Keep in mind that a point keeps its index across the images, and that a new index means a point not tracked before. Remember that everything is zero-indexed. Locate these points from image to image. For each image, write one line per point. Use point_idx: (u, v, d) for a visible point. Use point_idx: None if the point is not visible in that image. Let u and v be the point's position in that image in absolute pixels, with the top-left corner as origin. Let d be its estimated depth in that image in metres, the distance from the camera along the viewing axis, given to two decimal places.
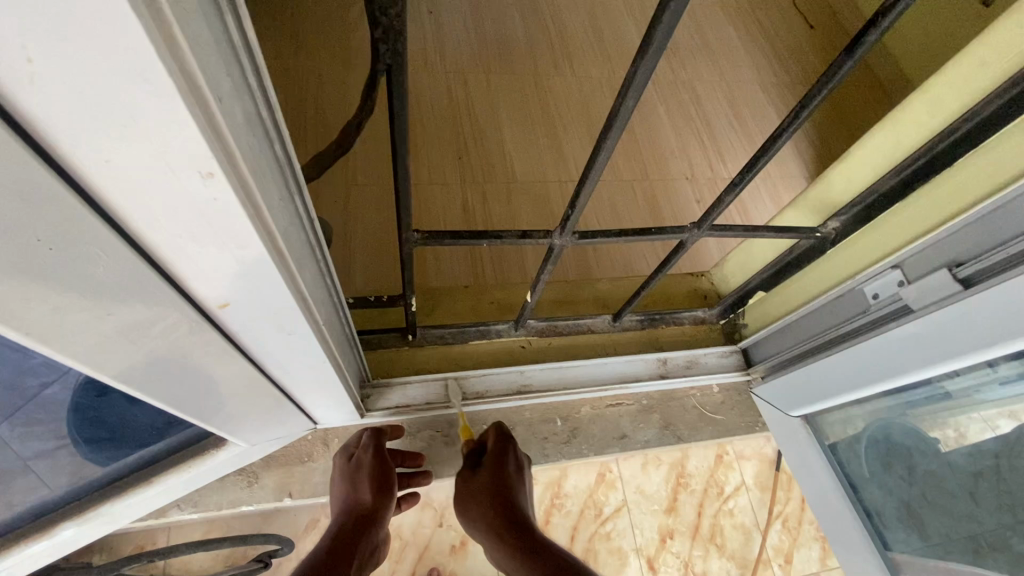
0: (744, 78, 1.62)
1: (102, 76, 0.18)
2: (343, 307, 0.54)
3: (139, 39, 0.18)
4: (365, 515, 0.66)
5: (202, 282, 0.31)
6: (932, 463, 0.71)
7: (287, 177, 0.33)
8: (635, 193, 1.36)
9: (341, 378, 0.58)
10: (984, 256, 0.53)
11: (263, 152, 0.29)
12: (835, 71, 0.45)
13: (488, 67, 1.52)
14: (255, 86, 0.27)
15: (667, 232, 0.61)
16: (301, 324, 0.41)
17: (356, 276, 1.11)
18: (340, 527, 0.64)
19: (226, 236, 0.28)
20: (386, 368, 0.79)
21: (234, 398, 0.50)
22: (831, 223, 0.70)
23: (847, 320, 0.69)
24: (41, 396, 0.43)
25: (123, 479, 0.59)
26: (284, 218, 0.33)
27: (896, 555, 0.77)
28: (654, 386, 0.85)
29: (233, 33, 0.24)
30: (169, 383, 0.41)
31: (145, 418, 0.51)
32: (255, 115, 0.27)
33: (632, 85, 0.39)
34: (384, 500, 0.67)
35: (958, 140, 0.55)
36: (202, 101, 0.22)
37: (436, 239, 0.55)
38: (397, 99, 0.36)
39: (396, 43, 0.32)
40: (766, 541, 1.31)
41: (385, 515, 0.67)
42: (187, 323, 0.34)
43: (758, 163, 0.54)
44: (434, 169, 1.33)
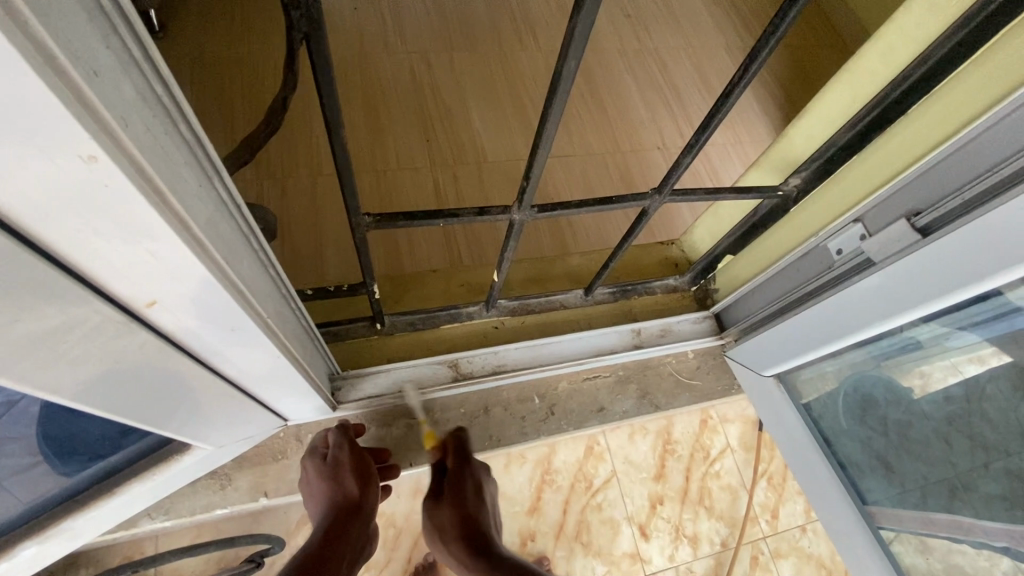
0: (711, 42, 1.60)
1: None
2: (293, 297, 0.52)
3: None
4: (354, 508, 0.65)
5: (119, 279, 0.29)
6: (902, 413, 0.73)
7: (202, 160, 0.31)
8: (607, 165, 1.35)
9: (301, 371, 0.56)
10: (940, 204, 0.53)
11: (165, 134, 0.26)
12: (781, 20, 0.44)
13: (450, 43, 1.47)
14: (143, 61, 0.24)
15: (627, 199, 0.60)
16: (245, 320, 0.39)
17: (327, 268, 1.08)
18: (329, 524, 0.63)
19: (133, 228, 0.26)
20: (356, 359, 0.77)
21: (188, 402, 0.48)
22: (792, 180, 0.69)
23: (813, 277, 0.69)
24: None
25: (84, 495, 0.57)
26: (206, 208, 0.31)
27: (874, 508, 0.78)
28: (630, 357, 0.86)
29: (104, 1, 0.22)
30: (109, 393, 0.39)
31: (97, 429, 0.49)
32: (149, 92, 0.25)
33: (571, 49, 0.38)
34: (370, 490, 0.67)
35: (910, 88, 0.54)
36: (69, 77, 0.19)
37: (388, 221, 0.53)
38: (320, 71, 0.34)
39: (309, 9, 0.30)
40: (752, 499, 1.34)
41: (372, 504, 0.67)
42: (112, 325, 0.32)
43: (711, 123, 0.53)
44: (403, 152, 1.29)
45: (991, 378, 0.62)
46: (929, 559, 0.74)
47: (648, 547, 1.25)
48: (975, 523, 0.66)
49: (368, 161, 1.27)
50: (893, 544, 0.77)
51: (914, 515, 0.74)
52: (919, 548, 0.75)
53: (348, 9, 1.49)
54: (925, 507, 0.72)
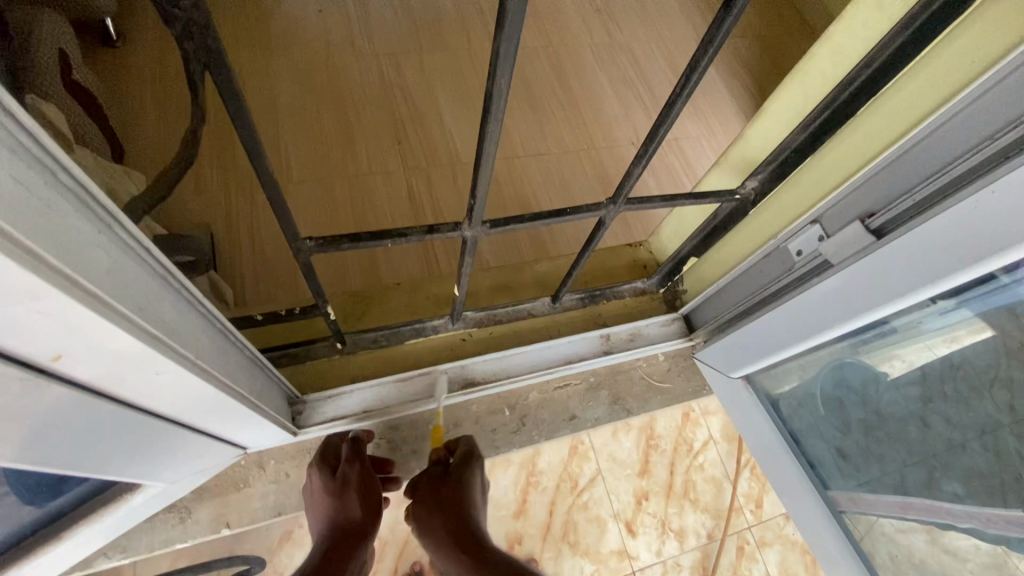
0: (680, 35, 1.60)
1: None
2: (230, 330, 0.50)
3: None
4: (355, 531, 0.62)
5: (12, 339, 0.27)
6: (863, 411, 0.75)
7: (92, 206, 0.29)
8: (581, 163, 1.34)
9: (248, 404, 0.54)
10: (892, 206, 0.53)
11: (39, 184, 0.25)
12: (718, 28, 0.43)
13: (418, 45, 1.44)
14: (3, 111, 0.23)
15: (582, 210, 0.59)
16: (171, 364, 0.37)
17: (301, 280, 1.04)
18: (329, 544, 0.60)
19: (11, 291, 0.24)
20: (318, 379, 0.75)
21: (127, 445, 0.45)
22: (749, 182, 0.69)
23: (776, 279, 0.68)
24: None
25: (28, 541, 0.55)
26: (104, 257, 0.29)
27: (835, 493, 0.80)
28: (599, 363, 0.85)
29: None
30: (26, 447, 0.36)
31: (30, 478, 0.47)
32: (13, 144, 0.23)
33: (499, 66, 0.36)
34: (373, 516, 0.65)
35: (858, 89, 0.54)
36: None
37: (332, 244, 0.51)
38: (231, 101, 0.32)
39: (205, 38, 0.28)
40: (737, 490, 1.34)
41: (373, 531, 0.64)
42: (12, 386, 0.30)
43: (659, 132, 0.52)
44: (372, 157, 1.27)
45: (965, 360, 0.63)
46: (899, 547, 0.77)
47: (635, 544, 1.25)
48: (945, 508, 0.69)
49: (337, 168, 1.24)
50: (863, 534, 0.79)
51: (891, 501, 0.74)
52: (891, 535, 0.77)
53: (312, 12, 1.45)
54: (903, 495, 0.73)
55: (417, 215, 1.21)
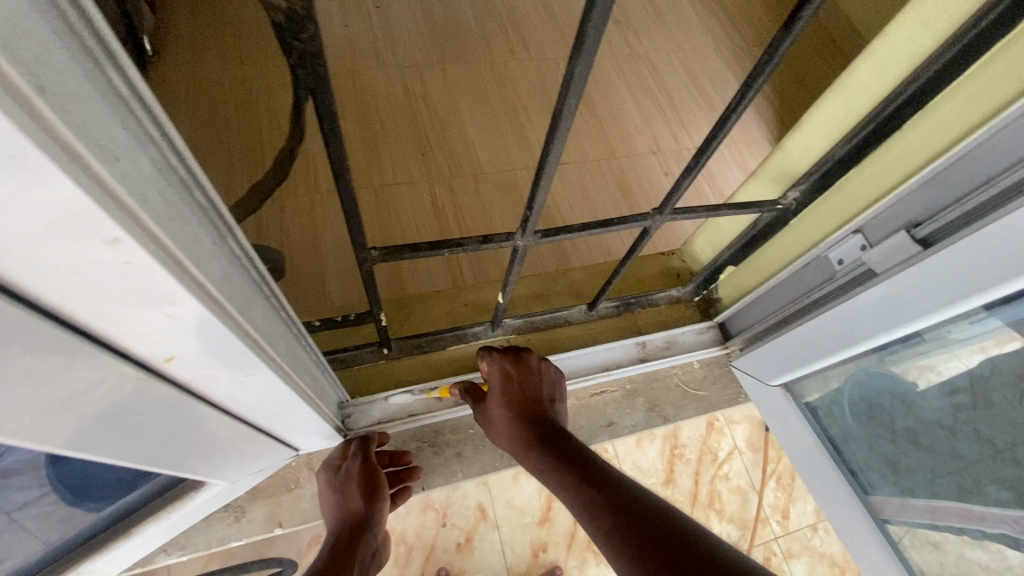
0: (700, 46, 1.61)
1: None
2: (303, 335, 0.53)
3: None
4: (358, 522, 0.64)
5: (141, 342, 0.30)
6: (905, 418, 0.75)
7: (215, 221, 0.31)
8: (602, 174, 1.35)
9: (313, 405, 0.56)
10: (940, 214, 0.54)
11: (180, 201, 0.27)
12: (776, 48, 0.45)
13: (443, 58, 1.48)
14: (159, 137, 0.25)
15: (630, 220, 0.60)
16: (259, 364, 0.40)
17: (331, 287, 1.08)
18: (335, 536, 0.62)
19: (157, 298, 0.26)
20: (365, 383, 0.78)
21: (204, 443, 0.48)
22: (790, 193, 0.69)
23: (816, 287, 0.69)
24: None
25: (102, 535, 0.59)
26: (220, 264, 0.32)
27: (875, 498, 0.81)
28: (636, 370, 0.86)
29: (121, 87, 0.22)
30: (128, 443, 0.39)
31: (112, 473, 0.49)
32: (165, 166, 0.26)
33: (572, 83, 0.38)
34: (377, 504, 0.67)
35: (905, 102, 0.54)
36: (90, 173, 0.19)
37: (395, 253, 0.53)
38: (325, 122, 0.35)
39: (316, 67, 0.30)
40: (763, 500, 1.33)
41: (379, 518, 0.67)
42: (132, 383, 0.33)
43: (711, 145, 0.53)
44: (399, 169, 1.30)
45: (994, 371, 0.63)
46: (941, 556, 0.76)
47: None
48: (976, 513, 0.69)
49: (364, 180, 1.27)
50: (903, 541, 0.79)
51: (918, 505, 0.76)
52: (929, 544, 0.77)
53: (340, 28, 1.50)
54: (936, 504, 0.74)
55: (441, 226, 1.24)
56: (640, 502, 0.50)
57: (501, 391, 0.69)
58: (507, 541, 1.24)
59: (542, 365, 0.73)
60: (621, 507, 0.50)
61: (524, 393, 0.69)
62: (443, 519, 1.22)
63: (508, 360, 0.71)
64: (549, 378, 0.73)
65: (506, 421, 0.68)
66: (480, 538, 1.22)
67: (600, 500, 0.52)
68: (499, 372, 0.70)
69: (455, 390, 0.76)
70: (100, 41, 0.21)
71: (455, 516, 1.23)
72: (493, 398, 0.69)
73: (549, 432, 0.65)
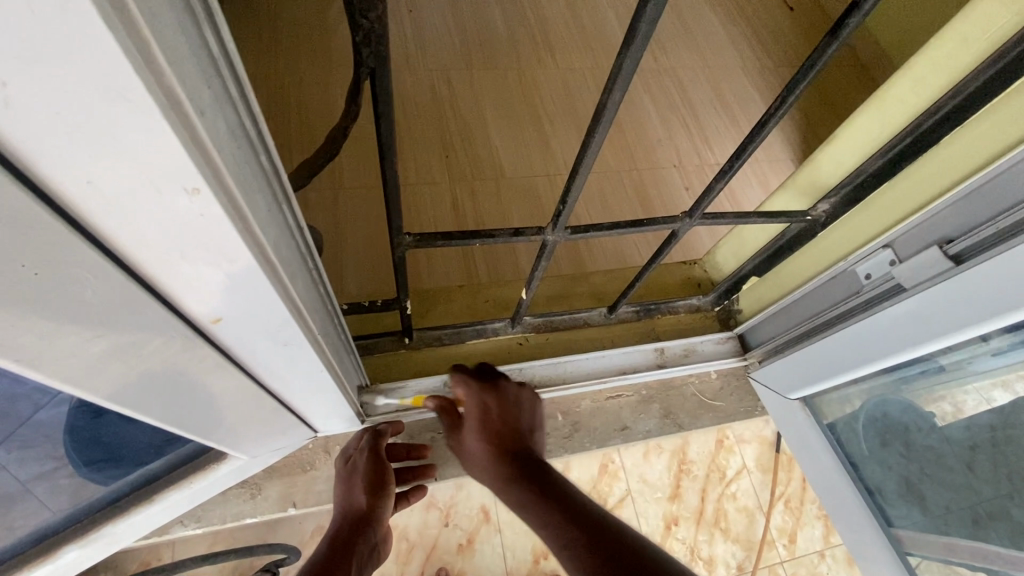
0: (727, 62, 1.62)
1: (92, 104, 0.18)
2: (337, 314, 0.54)
3: (113, 49, 0.17)
4: (362, 517, 0.66)
5: (194, 299, 0.31)
6: (930, 438, 0.73)
7: (274, 188, 0.32)
8: (623, 183, 1.36)
9: (339, 385, 0.57)
10: (974, 232, 0.54)
11: (248, 163, 0.28)
12: (819, 56, 0.45)
13: (470, 62, 1.51)
14: (238, 98, 0.26)
15: (658, 222, 0.61)
16: (297, 336, 0.41)
17: (349, 278, 1.09)
18: (336, 530, 0.64)
19: (217, 252, 0.27)
20: (383, 372, 0.79)
21: (233, 413, 0.49)
22: (821, 205, 0.69)
23: (841, 302, 0.69)
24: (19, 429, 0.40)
25: (125, 500, 0.60)
26: (275, 228, 0.33)
27: (899, 531, 0.79)
28: (653, 376, 0.86)
29: (213, 47, 0.23)
30: (166, 405, 0.40)
31: (145, 437, 0.51)
32: (239, 128, 0.27)
33: (619, 78, 0.39)
34: (380, 500, 0.67)
35: (944, 118, 0.55)
36: (181, 116, 0.21)
37: (428, 240, 0.54)
38: (382, 103, 0.36)
39: (379, 47, 0.32)
40: (769, 522, 1.32)
41: (382, 514, 0.68)
42: (181, 341, 0.34)
43: (746, 150, 0.54)
44: (422, 168, 1.32)
45: (1017, 409, 0.63)
46: None
47: None
48: (998, 552, 0.68)
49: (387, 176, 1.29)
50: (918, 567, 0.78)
51: (937, 540, 0.75)
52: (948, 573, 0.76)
53: None
54: (950, 536, 0.73)
55: (461, 227, 1.25)
56: (619, 553, 0.48)
57: (473, 421, 0.68)
58: (508, 545, 1.23)
59: (519, 394, 0.71)
60: (603, 559, 0.48)
61: (498, 425, 0.68)
62: (445, 518, 1.22)
63: (482, 391, 0.69)
64: (526, 409, 0.71)
65: (481, 454, 0.67)
66: (482, 540, 1.22)
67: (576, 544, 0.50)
68: (474, 405, 0.69)
69: (429, 402, 0.74)
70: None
71: (458, 516, 1.23)
72: (467, 426, 0.69)
73: (524, 464, 0.63)
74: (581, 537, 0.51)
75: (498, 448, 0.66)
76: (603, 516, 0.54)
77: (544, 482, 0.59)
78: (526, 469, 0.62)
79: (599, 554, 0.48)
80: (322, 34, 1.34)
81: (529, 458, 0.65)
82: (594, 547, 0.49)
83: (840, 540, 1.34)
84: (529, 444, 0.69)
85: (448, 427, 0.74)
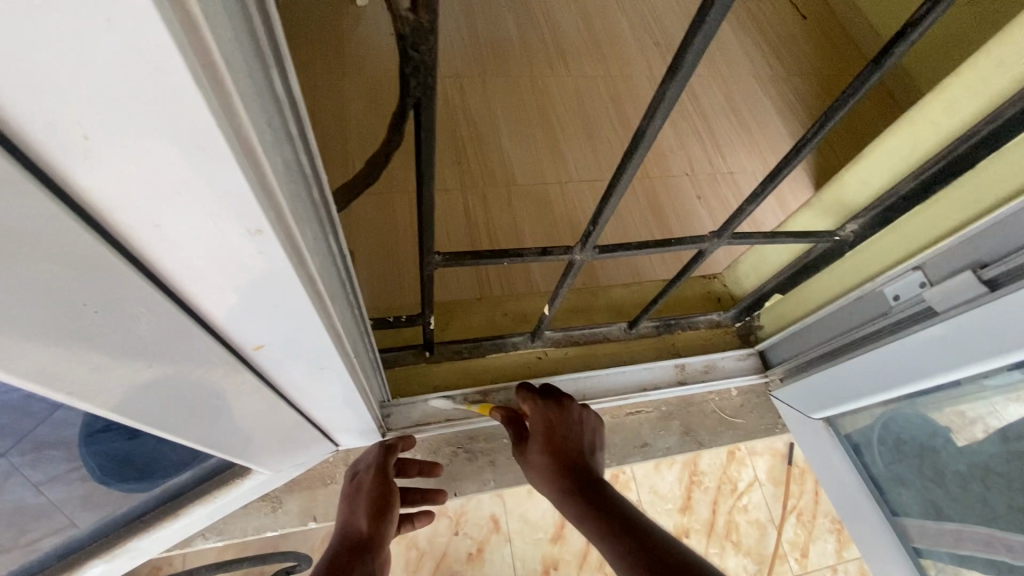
0: (742, 71, 1.61)
1: (171, 156, 0.18)
2: (367, 333, 0.54)
3: (193, 101, 0.17)
4: (362, 539, 0.64)
5: (240, 328, 0.31)
6: (948, 457, 0.73)
7: (321, 217, 0.32)
8: (638, 193, 1.36)
9: (364, 402, 0.57)
10: (1010, 258, 0.53)
11: (302, 197, 0.28)
12: (860, 83, 0.45)
13: (484, 70, 1.51)
14: (295, 134, 0.26)
15: (687, 241, 0.60)
16: (333, 358, 0.41)
17: (364, 288, 1.09)
18: (335, 552, 0.63)
19: (269, 285, 0.27)
20: (403, 386, 0.79)
21: (262, 432, 0.49)
22: (849, 226, 0.68)
23: (867, 323, 0.69)
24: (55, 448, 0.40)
25: (150, 514, 0.60)
26: (320, 258, 0.33)
27: (906, 521, 0.81)
28: (673, 392, 0.85)
29: (278, 89, 0.24)
30: (200, 427, 0.40)
31: (174, 454, 0.51)
32: (295, 163, 0.27)
33: (660, 105, 0.39)
34: (382, 523, 0.66)
35: (980, 142, 0.53)
36: (253, 160, 0.21)
37: (456, 260, 0.54)
38: (423, 130, 0.36)
39: (426, 77, 0.32)
40: (781, 535, 1.31)
41: (384, 538, 0.66)
42: (223, 367, 0.34)
43: (780, 172, 0.54)
44: (436, 176, 1.32)
45: None
46: None
47: None
48: (1003, 543, 0.70)
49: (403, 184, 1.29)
50: None
51: (953, 549, 0.77)
52: None
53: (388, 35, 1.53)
54: (969, 549, 0.75)
55: (475, 236, 1.25)
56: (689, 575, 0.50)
57: (541, 436, 0.69)
58: (518, 555, 1.22)
59: (583, 414, 0.72)
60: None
61: (565, 442, 0.68)
62: (456, 527, 1.22)
63: (550, 408, 0.70)
64: (588, 426, 0.72)
65: (548, 468, 0.67)
66: (491, 549, 1.21)
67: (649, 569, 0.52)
68: (541, 419, 0.70)
69: (495, 412, 0.74)
70: (271, 41, 0.22)
71: (468, 526, 1.22)
72: (533, 441, 0.69)
73: (589, 484, 0.64)
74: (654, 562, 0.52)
75: (563, 466, 0.67)
76: (673, 543, 0.55)
77: (612, 505, 0.61)
78: (594, 491, 0.63)
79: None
80: (337, 41, 1.35)
81: (596, 479, 0.66)
82: (663, 572, 0.51)
83: (852, 554, 1.33)
84: (591, 463, 0.69)
85: (514, 438, 0.74)
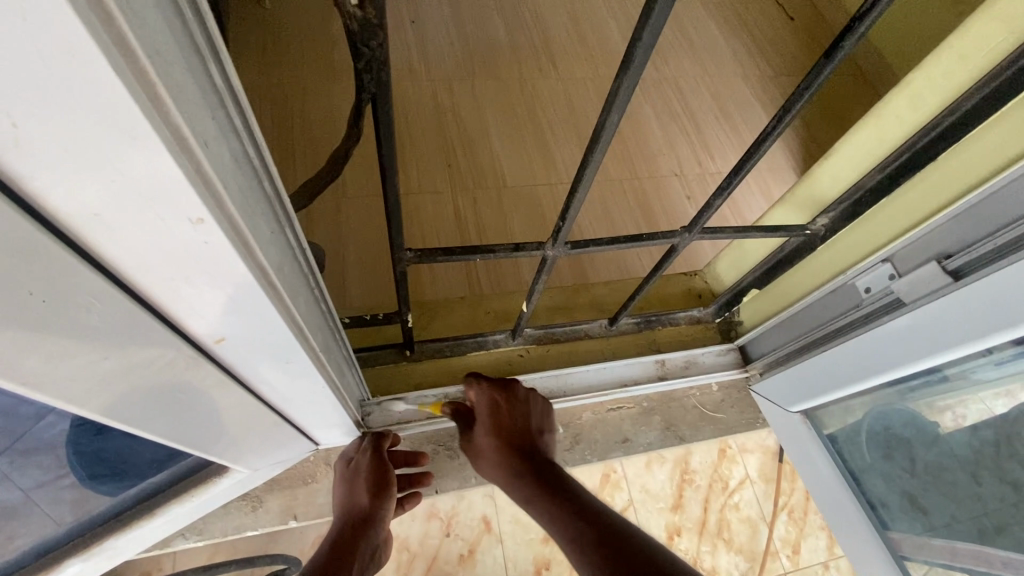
0: (728, 71, 1.63)
1: (102, 143, 0.19)
2: (338, 329, 0.54)
3: (119, 89, 0.17)
4: (363, 518, 0.66)
5: (196, 319, 0.31)
6: (932, 451, 0.73)
7: (276, 210, 0.33)
8: (625, 193, 1.37)
9: (341, 398, 0.58)
10: (972, 248, 0.54)
11: (252, 190, 0.28)
12: (816, 75, 0.46)
13: (473, 72, 1.52)
14: (240, 126, 0.27)
15: (659, 236, 0.61)
16: (298, 352, 0.41)
17: (352, 289, 1.10)
18: (339, 532, 0.64)
19: (222, 277, 0.28)
20: (383, 384, 0.79)
21: (233, 429, 0.49)
22: (821, 219, 0.70)
23: (840, 315, 0.69)
24: (22, 445, 0.41)
25: (127, 514, 0.60)
26: (277, 250, 0.33)
27: (895, 534, 0.80)
28: (654, 388, 0.86)
29: (218, 81, 0.24)
30: (168, 422, 0.40)
31: (148, 452, 0.51)
32: (242, 155, 0.27)
33: (617, 99, 0.40)
34: (382, 501, 0.67)
35: (940, 135, 0.55)
36: (188, 149, 0.21)
37: (429, 256, 0.55)
38: (383, 127, 0.37)
39: (379, 72, 0.32)
40: (773, 533, 1.31)
41: (384, 516, 0.68)
42: (185, 361, 0.34)
43: (745, 165, 0.54)
44: (424, 178, 1.33)
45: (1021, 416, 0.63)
46: None
47: None
48: (1001, 557, 0.67)
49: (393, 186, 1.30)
50: None
51: (939, 545, 0.75)
52: None
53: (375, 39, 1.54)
54: (952, 547, 0.73)
55: (462, 235, 1.26)
56: (622, 544, 0.53)
57: (487, 419, 0.70)
58: (510, 555, 1.22)
59: (530, 394, 0.72)
60: (609, 555, 0.52)
61: (511, 424, 0.69)
62: (447, 528, 1.22)
63: (496, 390, 0.70)
64: (537, 409, 0.73)
65: (495, 451, 0.69)
66: (483, 550, 1.22)
67: (592, 540, 0.54)
68: (487, 402, 0.70)
69: (446, 408, 0.75)
70: (208, 36, 0.23)
71: (459, 527, 1.22)
72: (479, 427, 0.70)
73: (539, 469, 0.66)
74: (601, 540, 0.54)
75: (509, 450, 0.68)
76: (622, 523, 0.56)
77: (560, 487, 0.62)
78: (547, 474, 0.65)
79: (607, 552, 0.52)
80: (325, 45, 1.35)
81: (548, 463, 0.67)
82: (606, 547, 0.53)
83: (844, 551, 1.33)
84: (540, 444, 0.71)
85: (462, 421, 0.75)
